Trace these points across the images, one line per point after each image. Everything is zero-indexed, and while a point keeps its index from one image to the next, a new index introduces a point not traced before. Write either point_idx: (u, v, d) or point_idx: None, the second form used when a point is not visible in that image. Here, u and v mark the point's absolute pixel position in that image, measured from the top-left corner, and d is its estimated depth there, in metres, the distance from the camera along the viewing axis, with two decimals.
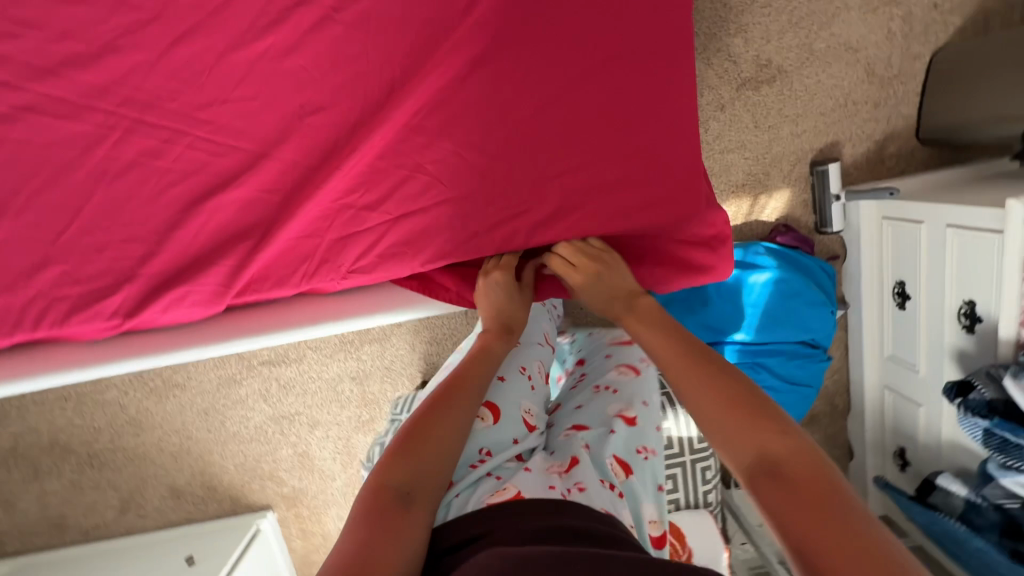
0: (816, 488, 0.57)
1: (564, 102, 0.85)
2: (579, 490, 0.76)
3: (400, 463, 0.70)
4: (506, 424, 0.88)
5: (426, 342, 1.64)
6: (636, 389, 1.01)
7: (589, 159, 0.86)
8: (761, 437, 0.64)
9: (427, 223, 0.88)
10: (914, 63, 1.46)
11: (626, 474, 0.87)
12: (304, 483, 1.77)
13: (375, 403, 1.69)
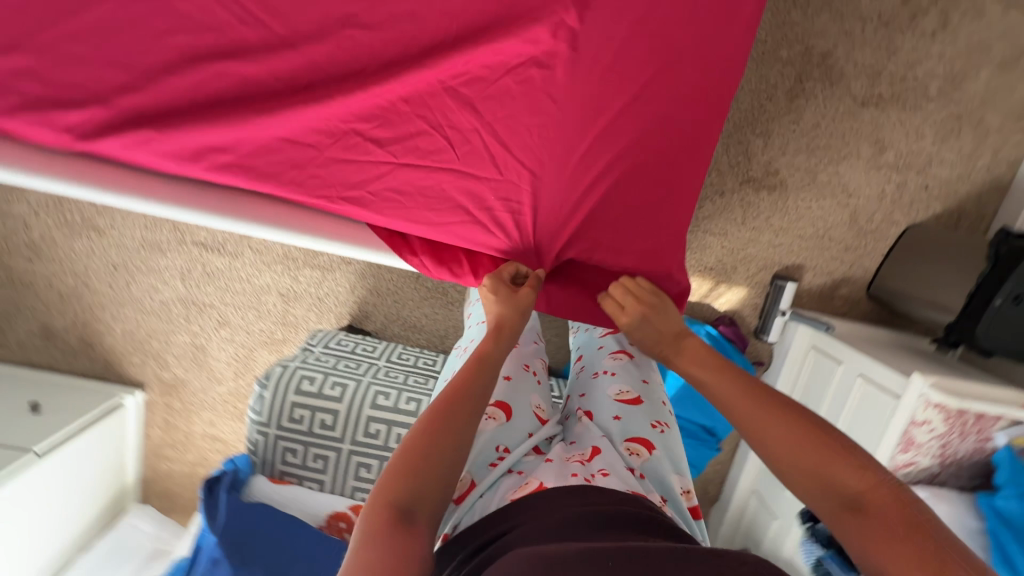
0: (902, 526, 0.56)
1: (592, 126, 0.87)
2: (602, 475, 0.76)
3: (396, 480, 0.61)
4: (519, 419, 0.88)
5: (368, 290, 1.61)
6: (635, 370, 0.99)
7: (593, 186, 0.88)
8: (833, 466, 0.63)
9: (426, 183, 0.88)
10: (889, 228, 1.60)
11: (649, 450, 0.86)
12: (188, 376, 1.69)
13: (293, 326, 1.64)
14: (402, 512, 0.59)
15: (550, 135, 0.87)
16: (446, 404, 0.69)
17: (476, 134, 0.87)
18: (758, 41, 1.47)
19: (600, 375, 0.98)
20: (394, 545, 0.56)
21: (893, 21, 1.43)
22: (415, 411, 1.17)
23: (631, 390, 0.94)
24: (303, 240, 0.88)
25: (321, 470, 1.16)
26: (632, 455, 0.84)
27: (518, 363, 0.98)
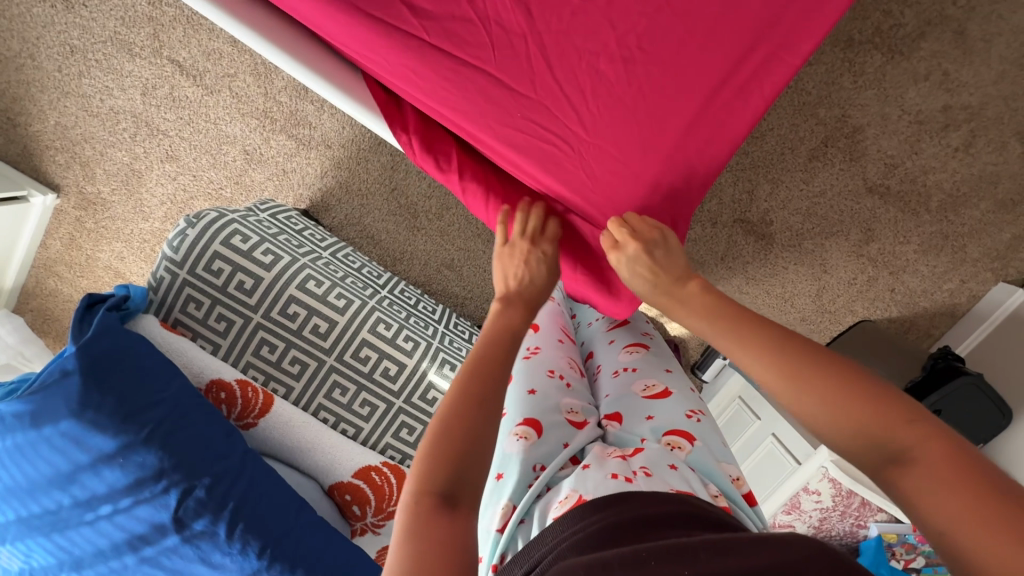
0: (957, 467, 0.45)
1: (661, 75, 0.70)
2: (643, 474, 0.67)
3: (424, 466, 0.53)
4: (552, 431, 0.77)
5: (337, 182, 1.50)
6: (656, 361, 0.91)
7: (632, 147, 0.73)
8: (859, 411, 0.50)
9: (452, 68, 0.71)
10: (847, 315, 1.63)
11: (690, 441, 0.76)
12: (112, 198, 1.52)
13: (246, 190, 1.52)
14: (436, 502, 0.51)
15: (609, 68, 0.71)
16: (466, 383, 0.59)
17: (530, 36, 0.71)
18: (803, 91, 1.47)
19: (620, 373, 0.89)
20: (433, 535, 0.49)
21: (926, 123, 1.46)
22: (341, 309, 1.09)
23: (657, 382, 0.85)
24: (281, 61, 0.77)
25: (220, 333, 1.07)
26: (674, 450, 0.74)
27: (542, 370, 0.86)
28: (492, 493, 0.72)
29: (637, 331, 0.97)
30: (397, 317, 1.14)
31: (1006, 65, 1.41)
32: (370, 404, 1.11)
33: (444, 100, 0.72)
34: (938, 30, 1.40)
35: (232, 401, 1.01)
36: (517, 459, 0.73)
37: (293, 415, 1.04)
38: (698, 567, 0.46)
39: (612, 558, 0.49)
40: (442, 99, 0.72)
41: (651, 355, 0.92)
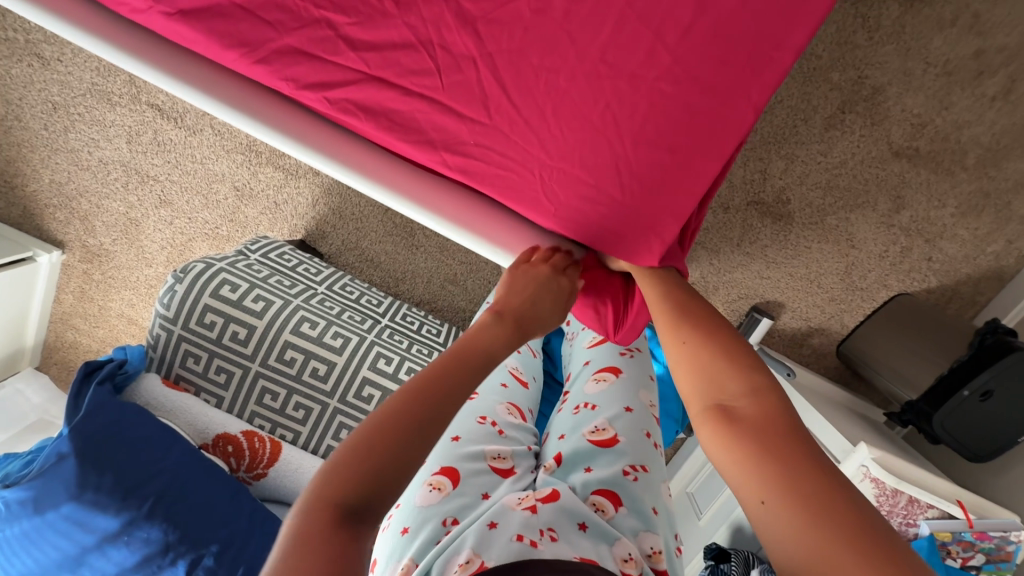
0: (779, 431, 0.52)
1: (633, 87, 0.58)
2: (549, 537, 0.62)
3: (345, 460, 0.44)
4: (469, 481, 0.73)
5: (330, 208, 1.47)
6: (620, 396, 0.88)
7: (605, 169, 0.62)
8: (728, 378, 0.58)
9: (396, 110, 0.62)
10: (880, 290, 1.51)
11: (617, 507, 0.71)
12: (115, 248, 1.53)
13: (242, 226, 1.50)
14: (350, 516, 0.42)
15: (563, 89, 0.59)
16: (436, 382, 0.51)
17: (474, 65, 0.59)
18: (813, 55, 1.33)
19: (581, 407, 0.88)
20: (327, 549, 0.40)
21: (956, 74, 1.31)
22: (339, 349, 1.07)
23: (608, 428, 0.81)
24: (228, 115, 0.65)
25: (221, 385, 1.05)
26: (596, 511, 0.70)
27: (471, 419, 0.84)
28: (399, 548, 0.67)
29: (615, 357, 0.95)
30: (400, 348, 1.11)
31: None
32: None
33: (401, 140, 0.63)
34: None
35: (240, 452, 1.00)
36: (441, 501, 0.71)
37: (301, 461, 1.03)
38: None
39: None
40: (400, 140, 0.63)
41: (618, 389, 0.89)
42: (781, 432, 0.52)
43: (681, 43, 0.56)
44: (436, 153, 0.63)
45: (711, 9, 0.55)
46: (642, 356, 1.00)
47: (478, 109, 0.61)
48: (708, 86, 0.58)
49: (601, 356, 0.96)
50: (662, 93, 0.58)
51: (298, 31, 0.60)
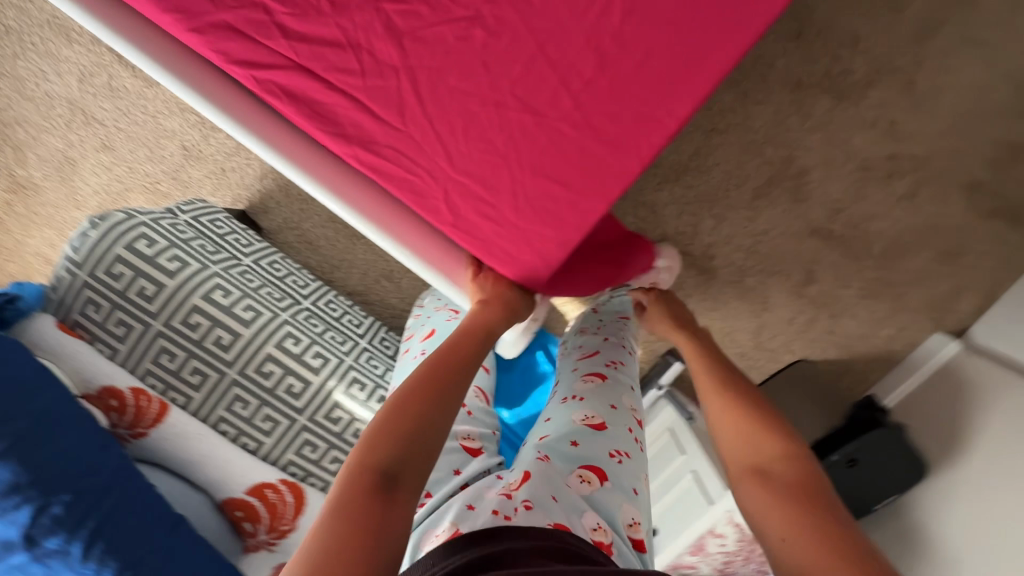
0: (806, 490, 0.62)
1: (534, 123, 0.64)
2: (522, 509, 0.66)
3: (373, 447, 0.55)
4: (443, 459, 0.82)
5: (278, 184, 1.48)
6: (605, 395, 0.85)
7: (502, 192, 0.67)
8: (766, 445, 0.69)
9: (318, 100, 0.66)
10: (783, 353, 1.62)
11: (600, 480, 0.73)
12: (44, 185, 1.49)
13: (184, 186, 1.49)
14: (379, 489, 0.52)
15: (473, 113, 0.64)
16: (432, 385, 0.62)
17: (395, 74, 0.64)
18: (750, 128, 1.44)
19: (567, 397, 0.86)
20: (359, 518, 0.49)
21: (871, 170, 1.44)
22: (247, 322, 1.08)
23: (596, 415, 0.81)
24: (155, 72, 0.66)
25: (119, 338, 1.03)
26: (581, 483, 0.72)
27: None
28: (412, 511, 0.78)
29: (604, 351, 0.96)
30: (312, 331, 1.15)
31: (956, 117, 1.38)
32: (271, 419, 1.09)
33: (318, 128, 0.66)
34: (891, 81, 1.36)
35: (122, 407, 0.99)
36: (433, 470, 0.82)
37: (187, 426, 1.02)
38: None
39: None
40: (318, 129, 0.66)
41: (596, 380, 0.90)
42: (811, 492, 0.62)
43: (581, 93, 0.63)
44: (350, 147, 0.66)
45: (609, 70, 0.62)
46: (635, 353, 1.00)
47: (394, 114, 0.65)
48: (601, 135, 0.64)
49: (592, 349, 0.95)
50: (562, 132, 0.64)
51: (235, 11, 0.64)
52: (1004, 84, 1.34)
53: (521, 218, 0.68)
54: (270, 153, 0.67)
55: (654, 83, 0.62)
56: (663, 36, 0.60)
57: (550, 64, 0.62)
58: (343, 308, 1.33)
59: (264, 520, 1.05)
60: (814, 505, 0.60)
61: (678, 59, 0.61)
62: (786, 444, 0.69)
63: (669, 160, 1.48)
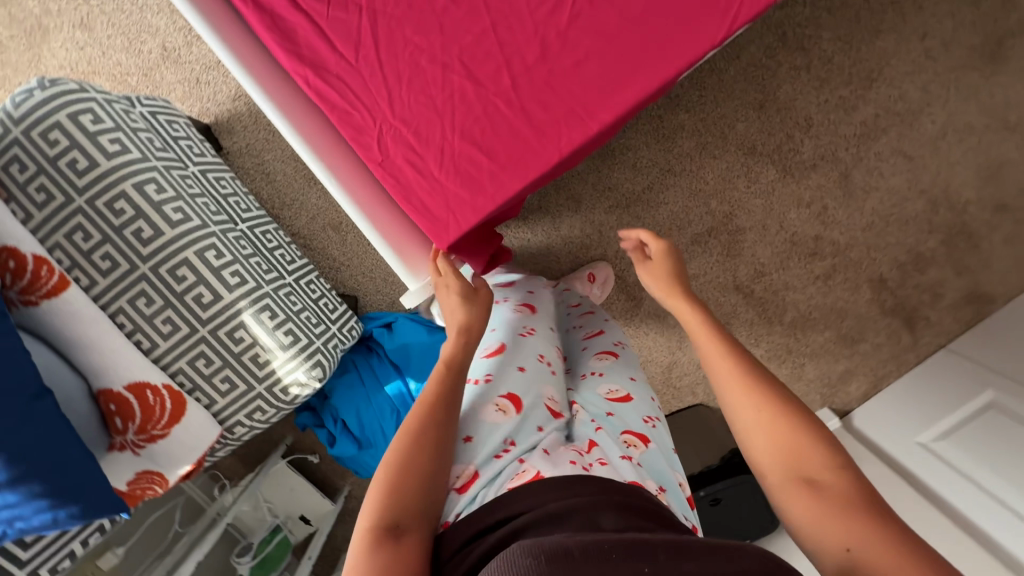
0: (854, 501, 0.62)
1: (471, 90, 0.71)
2: (600, 463, 0.72)
3: (379, 498, 0.64)
4: (531, 411, 0.81)
5: (249, 109, 1.49)
6: (625, 367, 0.96)
7: (430, 146, 0.73)
8: (813, 452, 0.68)
9: (284, 18, 0.72)
10: (686, 395, 1.71)
11: (644, 443, 0.82)
12: (10, 45, 1.46)
13: (153, 85, 1.48)
14: (388, 528, 0.61)
15: (419, 65, 0.71)
16: (418, 420, 0.71)
17: (358, 12, 0.71)
18: (701, 178, 1.53)
19: (586, 375, 0.95)
20: (374, 560, 0.58)
21: (798, 244, 1.56)
22: (173, 223, 1.08)
23: (620, 387, 0.91)
24: None
25: (36, 204, 1.02)
26: (631, 447, 0.80)
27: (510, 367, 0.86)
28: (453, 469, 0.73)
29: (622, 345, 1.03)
30: (238, 251, 1.17)
31: (877, 217, 1.52)
32: (172, 323, 1.09)
33: (277, 42, 0.72)
34: (830, 169, 1.50)
35: (21, 272, 0.97)
36: (491, 429, 0.77)
37: (83, 307, 1.01)
38: (659, 567, 0.49)
39: (575, 545, 0.50)
40: (277, 43, 0.72)
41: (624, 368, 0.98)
42: (867, 504, 0.62)
43: (518, 74, 0.70)
44: (301, 66, 0.72)
45: (546, 60, 0.69)
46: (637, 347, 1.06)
47: (349, 47, 0.72)
48: (529, 118, 0.71)
49: (595, 337, 1.04)
50: (494, 106, 0.71)
51: None
52: (920, 200, 1.50)
53: (442, 175, 0.73)
54: (233, 60, 0.73)
55: (583, 81, 0.69)
56: (600, 48, 0.68)
57: (496, 41, 0.69)
58: (278, 242, 1.35)
59: (136, 420, 1.06)
60: (871, 520, 0.60)
61: (607, 66, 0.69)
62: (823, 442, 0.68)
63: (624, 186, 1.56)
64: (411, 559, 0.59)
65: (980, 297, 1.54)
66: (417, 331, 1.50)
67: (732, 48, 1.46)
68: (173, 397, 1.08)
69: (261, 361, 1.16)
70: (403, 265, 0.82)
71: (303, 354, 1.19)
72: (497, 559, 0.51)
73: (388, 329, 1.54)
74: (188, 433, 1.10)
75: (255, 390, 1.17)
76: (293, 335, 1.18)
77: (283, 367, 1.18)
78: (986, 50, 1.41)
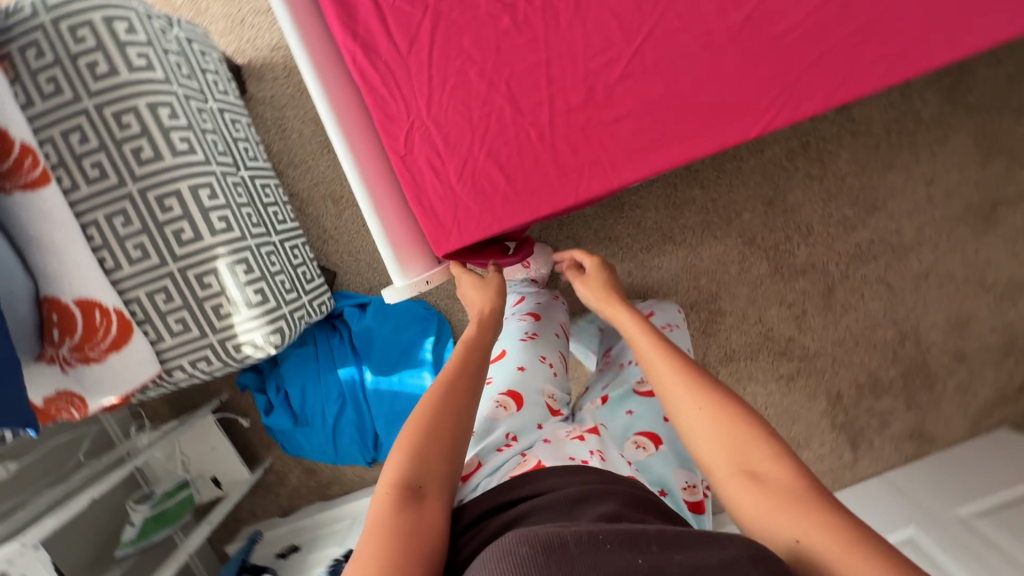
0: (792, 488, 0.62)
1: (508, 114, 0.72)
2: (597, 455, 0.77)
3: (400, 464, 0.67)
4: (529, 407, 0.89)
5: (285, 63, 1.48)
6: None
7: (455, 154, 0.74)
8: (750, 446, 0.67)
9: None
10: None
11: (655, 445, 0.88)
12: None
13: (198, 12, 1.46)
14: (410, 495, 0.64)
15: (467, 77, 0.72)
16: (438, 399, 0.75)
17: (423, 9, 0.71)
18: (697, 253, 1.57)
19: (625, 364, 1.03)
20: (401, 523, 0.60)
21: (770, 340, 1.60)
22: (175, 152, 1.04)
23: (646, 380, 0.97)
24: None
25: (42, 94, 0.99)
26: (639, 449, 0.88)
27: (533, 358, 1.01)
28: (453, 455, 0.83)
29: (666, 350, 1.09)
30: (233, 196, 1.14)
31: (848, 336, 1.58)
32: (143, 250, 1.06)
33: (336, 14, 0.72)
34: (817, 280, 1.56)
35: (4, 155, 0.93)
36: (493, 424, 0.86)
37: (58, 211, 0.98)
38: (652, 557, 0.49)
39: (569, 533, 0.50)
40: (335, 14, 0.72)
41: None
42: (803, 489, 0.61)
43: (557, 114, 0.71)
44: (353, 44, 0.72)
45: (587, 108, 0.71)
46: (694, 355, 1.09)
47: (403, 40, 0.72)
48: (558, 156, 0.72)
49: None
50: (527, 135, 0.72)
51: None
52: (891, 330, 1.56)
53: (459, 185, 0.74)
54: (285, 13, 0.73)
55: (616, 139, 0.71)
56: (643, 111, 0.71)
57: (546, 76, 0.71)
58: (274, 199, 1.33)
59: (76, 337, 1.01)
60: (809, 499, 0.60)
61: (642, 131, 0.71)
62: (759, 428, 0.69)
63: (624, 240, 1.58)
64: (433, 520, 0.62)
65: (921, 436, 1.60)
66: (385, 324, 1.50)
67: (757, 143, 1.52)
68: (120, 321, 1.04)
69: (221, 313, 1.11)
70: (393, 260, 0.82)
71: (267, 317, 1.14)
72: (491, 551, 0.51)
73: (360, 310, 1.51)
74: (125, 365, 1.05)
75: (207, 338, 1.11)
76: (262, 295, 1.14)
77: (241, 325, 1.12)
78: (982, 210, 1.49)
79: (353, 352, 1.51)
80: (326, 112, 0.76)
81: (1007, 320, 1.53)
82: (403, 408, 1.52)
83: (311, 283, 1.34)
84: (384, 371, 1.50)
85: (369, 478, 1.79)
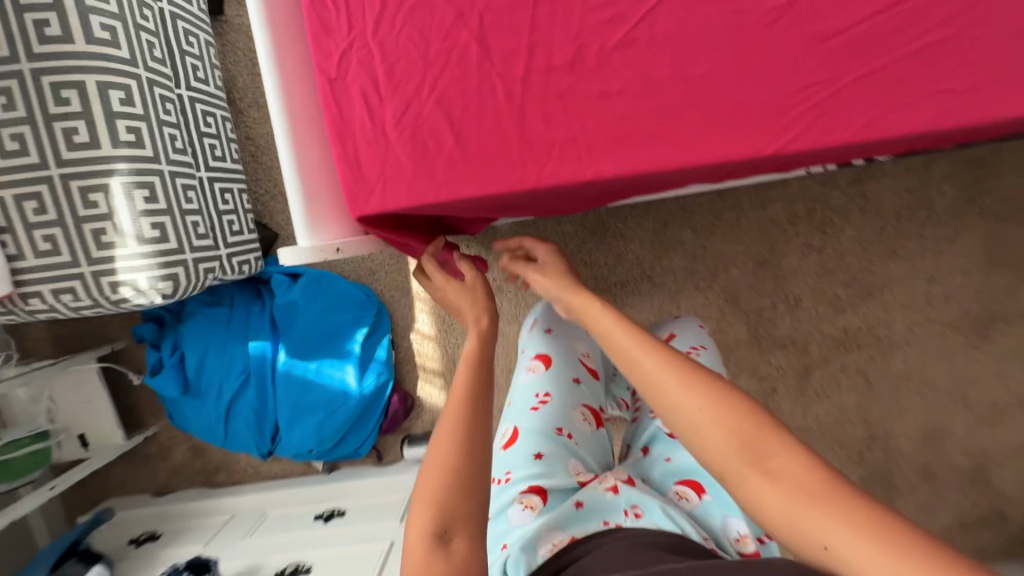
0: (816, 482, 0.54)
1: (473, 58, 0.57)
2: (632, 516, 0.73)
3: (428, 514, 0.63)
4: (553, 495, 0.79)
5: None
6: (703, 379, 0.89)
7: (399, 93, 0.58)
8: (759, 440, 0.58)
9: None
10: None
11: (698, 494, 0.78)
12: None
13: None
14: (440, 541, 0.61)
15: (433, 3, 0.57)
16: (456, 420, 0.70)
17: None
18: (675, 302, 1.43)
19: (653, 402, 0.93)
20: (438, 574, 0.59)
21: None
22: (91, 38, 0.86)
23: None
24: None
25: None
26: (680, 501, 0.78)
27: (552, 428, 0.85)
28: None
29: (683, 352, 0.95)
30: (157, 110, 0.97)
31: (815, 425, 1.44)
32: (20, 143, 0.85)
33: None
34: (794, 355, 1.42)
35: None
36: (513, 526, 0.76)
37: None
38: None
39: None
40: None
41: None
42: (827, 482, 0.54)
43: (534, 70, 0.56)
44: None
45: (572, 73, 0.56)
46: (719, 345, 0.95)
47: None
48: (524, 126, 0.57)
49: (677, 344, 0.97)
50: (491, 90, 0.57)
51: None
52: (860, 429, 1.43)
53: (397, 130, 0.59)
54: None
55: (599, 118, 0.56)
56: (637, 94, 0.56)
57: (530, 22, 0.56)
58: (216, 132, 1.16)
59: None
60: (837, 492, 0.53)
61: (633, 116, 0.56)
62: (762, 417, 0.60)
63: (600, 270, 1.43)
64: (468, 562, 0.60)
65: None
66: (318, 299, 1.32)
67: (763, 192, 1.38)
68: None
69: (101, 241, 0.91)
70: (304, 214, 0.66)
71: (160, 259, 0.96)
72: None
73: (290, 282, 1.33)
74: None
75: (79, 267, 0.91)
76: (161, 232, 0.96)
77: (123, 261, 0.93)
78: (980, 322, 1.38)
79: (273, 325, 1.33)
80: (256, 7, 0.61)
81: (983, 445, 1.40)
82: (315, 401, 1.33)
83: (234, 233, 1.17)
84: (302, 356, 1.32)
85: (263, 471, 1.58)
